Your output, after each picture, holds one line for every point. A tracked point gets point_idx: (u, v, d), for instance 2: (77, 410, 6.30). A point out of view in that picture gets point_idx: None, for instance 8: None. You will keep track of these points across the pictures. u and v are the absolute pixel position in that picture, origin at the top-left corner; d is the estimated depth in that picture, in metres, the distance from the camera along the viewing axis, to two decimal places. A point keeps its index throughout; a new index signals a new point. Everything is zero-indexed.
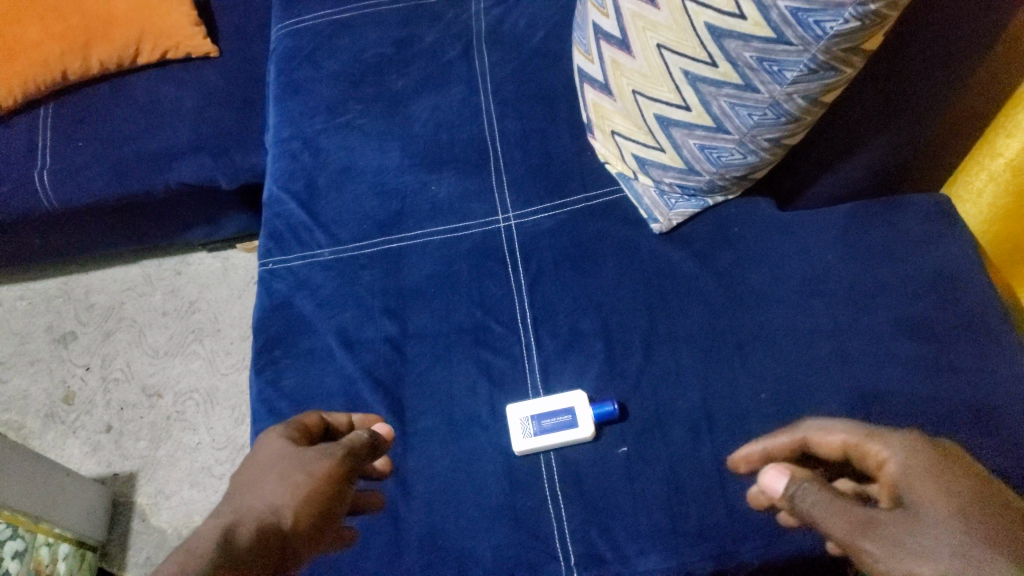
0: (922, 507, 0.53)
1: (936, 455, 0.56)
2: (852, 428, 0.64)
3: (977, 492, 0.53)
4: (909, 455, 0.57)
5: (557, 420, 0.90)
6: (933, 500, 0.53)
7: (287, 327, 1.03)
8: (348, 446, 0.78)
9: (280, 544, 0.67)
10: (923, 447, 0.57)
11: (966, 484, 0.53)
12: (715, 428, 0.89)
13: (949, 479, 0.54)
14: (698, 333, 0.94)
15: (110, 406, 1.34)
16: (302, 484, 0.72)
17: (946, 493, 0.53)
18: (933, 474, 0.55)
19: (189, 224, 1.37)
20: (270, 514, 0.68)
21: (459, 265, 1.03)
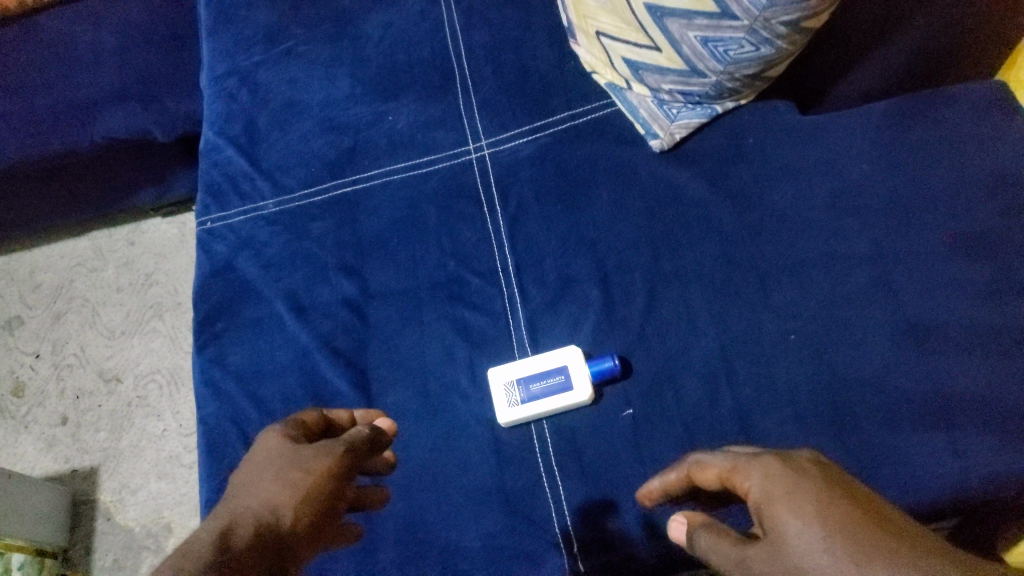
0: (786, 535, 0.47)
1: (788, 470, 0.51)
2: (722, 461, 0.58)
3: (831, 496, 0.48)
4: (765, 481, 0.52)
5: (550, 383, 0.75)
6: (794, 523, 0.47)
7: (231, 294, 0.88)
8: (349, 442, 0.63)
9: (280, 547, 0.54)
10: (782, 468, 0.52)
11: (823, 492, 0.48)
12: (737, 380, 0.73)
13: (801, 493, 0.48)
14: (712, 268, 0.78)
15: (64, 395, 1.21)
16: (302, 479, 0.58)
17: (802, 509, 0.47)
18: (789, 493, 0.49)
19: (132, 187, 1.22)
20: (268, 513, 0.56)
21: (425, 208, 0.87)
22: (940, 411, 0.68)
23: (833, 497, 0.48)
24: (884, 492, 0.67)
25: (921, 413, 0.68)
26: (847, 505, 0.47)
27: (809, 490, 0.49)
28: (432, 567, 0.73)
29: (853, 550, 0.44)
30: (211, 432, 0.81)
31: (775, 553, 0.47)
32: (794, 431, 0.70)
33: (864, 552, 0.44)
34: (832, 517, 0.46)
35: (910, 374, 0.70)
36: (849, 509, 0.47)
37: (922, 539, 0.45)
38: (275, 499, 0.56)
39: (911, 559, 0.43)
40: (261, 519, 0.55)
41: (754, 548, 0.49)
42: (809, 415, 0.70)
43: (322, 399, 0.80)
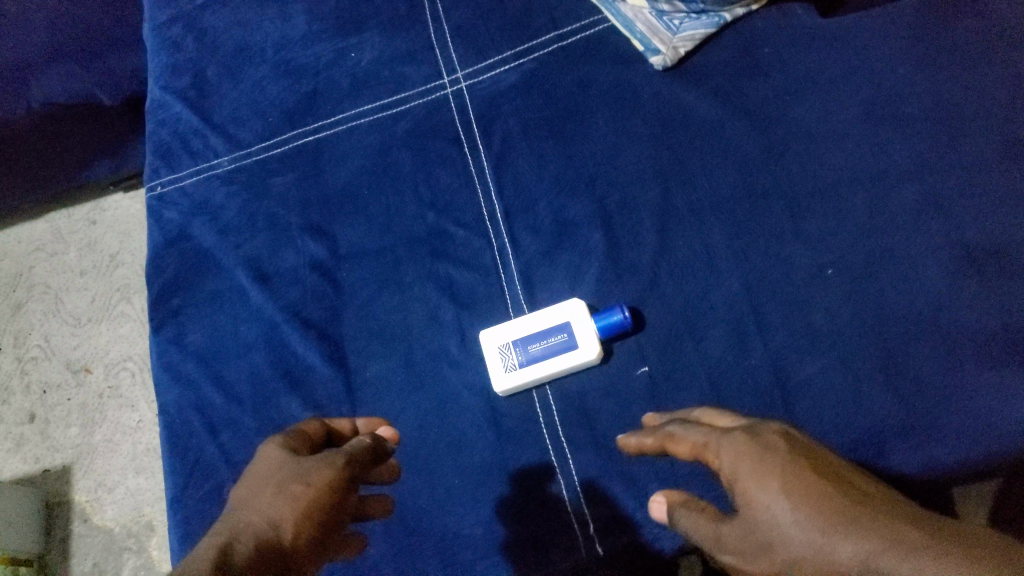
0: (759, 510, 0.45)
1: (757, 446, 0.48)
2: (691, 433, 0.54)
3: (802, 466, 0.46)
4: (733, 454, 0.49)
5: (551, 342, 0.65)
6: (768, 497, 0.45)
7: (186, 265, 0.78)
8: (352, 450, 0.54)
9: (281, 567, 0.48)
10: (750, 445, 0.49)
11: (794, 462, 0.46)
12: (769, 327, 0.63)
13: (767, 465, 0.46)
14: (730, 200, 0.67)
15: (31, 390, 1.12)
16: (303, 491, 0.51)
17: (774, 481, 0.45)
18: (757, 464, 0.47)
19: (87, 160, 1.11)
20: (267, 530, 0.49)
21: (398, 154, 0.76)
22: (1007, 344, 0.59)
23: (799, 467, 0.46)
24: (946, 444, 0.58)
25: (985, 347, 0.59)
26: (816, 478, 0.45)
27: (780, 462, 0.46)
28: (428, 559, 0.63)
29: (823, 518, 0.43)
30: (172, 422, 0.71)
31: (749, 529, 0.46)
32: (836, 376, 0.61)
33: (833, 522, 0.42)
34: (802, 488, 0.44)
35: (971, 304, 0.61)
36: (816, 479, 0.45)
37: (885, 500, 0.44)
38: (275, 512, 0.50)
39: (881, 521, 0.42)
40: (258, 536, 0.49)
41: (730, 525, 0.47)
42: (852, 358, 0.61)
43: (295, 377, 0.70)
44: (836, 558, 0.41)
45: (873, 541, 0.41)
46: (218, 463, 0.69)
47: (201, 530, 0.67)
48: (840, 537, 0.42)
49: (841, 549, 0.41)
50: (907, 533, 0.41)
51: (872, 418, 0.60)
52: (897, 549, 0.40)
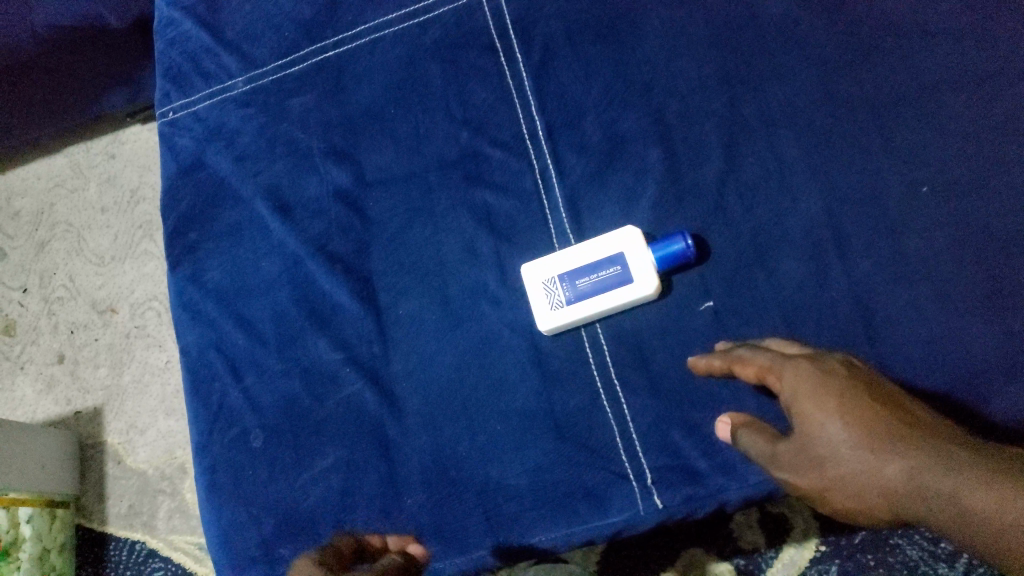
0: (812, 429, 0.47)
1: (820, 368, 0.49)
2: (755, 356, 0.53)
3: (861, 393, 0.48)
4: (793, 376, 0.50)
5: (602, 277, 0.58)
6: (823, 418, 0.47)
7: (201, 196, 0.72)
8: (381, 572, 0.52)
9: None
10: (812, 367, 0.50)
11: (852, 387, 0.48)
12: (852, 254, 0.57)
13: (825, 390, 0.48)
14: (806, 108, 0.60)
15: (58, 331, 1.09)
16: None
17: (831, 403, 0.47)
18: (817, 387, 0.48)
19: (100, 90, 1.05)
20: None
21: (428, 69, 0.68)
22: None
23: (858, 392, 0.48)
24: None
25: None
26: (872, 400, 0.47)
27: (839, 386, 0.48)
28: (469, 511, 0.59)
29: (876, 439, 0.45)
30: (193, 364, 0.67)
31: (803, 445, 0.48)
32: (930, 312, 0.55)
33: (885, 441, 0.45)
34: (857, 412, 0.46)
35: None
36: (872, 405, 0.47)
37: (933, 423, 0.46)
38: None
39: (929, 445, 0.44)
40: None
41: (783, 442, 0.50)
42: (950, 292, 0.55)
43: (321, 315, 0.65)
44: (884, 477, 0.44)
45: (918, 460, 0.43)
46: (243, 408, 0.64)
47: (229, 478, 0.63)
48: (889, 457, 0.44)
49: (886, 468, 0.44)
50: (952, 454, 0.43)
51: (971, 357, 0.54)
52: (942, 470, 0.42)
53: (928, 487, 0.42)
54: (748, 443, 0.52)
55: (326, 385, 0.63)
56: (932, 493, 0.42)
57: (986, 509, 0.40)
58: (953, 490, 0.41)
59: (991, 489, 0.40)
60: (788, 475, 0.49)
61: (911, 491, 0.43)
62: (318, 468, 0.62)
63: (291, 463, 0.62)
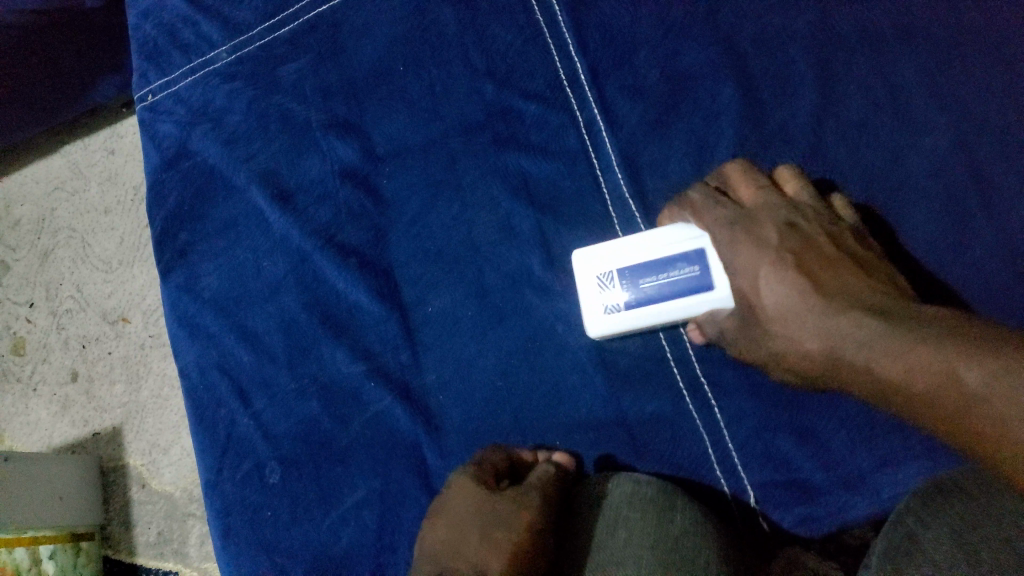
0: (746, 305, 0.40)
1: (749, 235, 0.40)
2: (706, 210, 0.43)
3: (789, 255, 0.38)
4: (722, 236, 0.41)
5: (673, 277, 0.44)
6: (752, 290, 0.39)
7: (190, 190, 0.61)
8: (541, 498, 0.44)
9: None
10: (739, 232, 0.40)
11: (780, 251, 0.39)
12: (998, 197, 0.45)
13: (744, 252, 0.40)
14: (922, 15, 0.48)
15: (69, 347, 1.01)
16: (509, 538, 0.42)
17: (760, 270, 0.39)
18: (745, 256, 0.39)
19: (89, 80, 0.95)
20: None
21: (441, 14, 0.56)
22: None
23: (787, 257, 0.38)
24: None
25: None
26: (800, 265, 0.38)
27: (767, 251, 0.39)
28: None
29: (795, 306, 0.37)
30: (194, 388, 0.57)
31: (742, 320, 0.41)
32: None
33: (806, 313, 0.36)
34: (783, 277, 0.38)
35: None
36: (802, 270, 0.38)
37: (862, 276, 0.38)
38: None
39: (844, 308, 0.35)
40: None
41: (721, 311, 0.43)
42: None
43: (338, 321, 0.55)
44: (804, 347, 0.37)
45: (837, 330, 0.35)
46: (255, 437, 0.55)
47: (246, 520, 0.54)
48: (807, 327, 0.36)
49: (805, 338, 0.37)
50: (871, 321, 0.34)
51: None
52: (855, 337, 0.34)
53: (849, 361, 0.35)
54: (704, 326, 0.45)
55: (349, 404, 0.53)
56: (850, 368, 0.35)
57: (902, 377, 0.33)
58: (868, 361, 0.34)
59: (903, 357, 0.32)
60: (737, 349, 0.43)
61: (831, 363, 0.36)
62: (348, 503, 0.52)
63: (317, 499, 0.53)
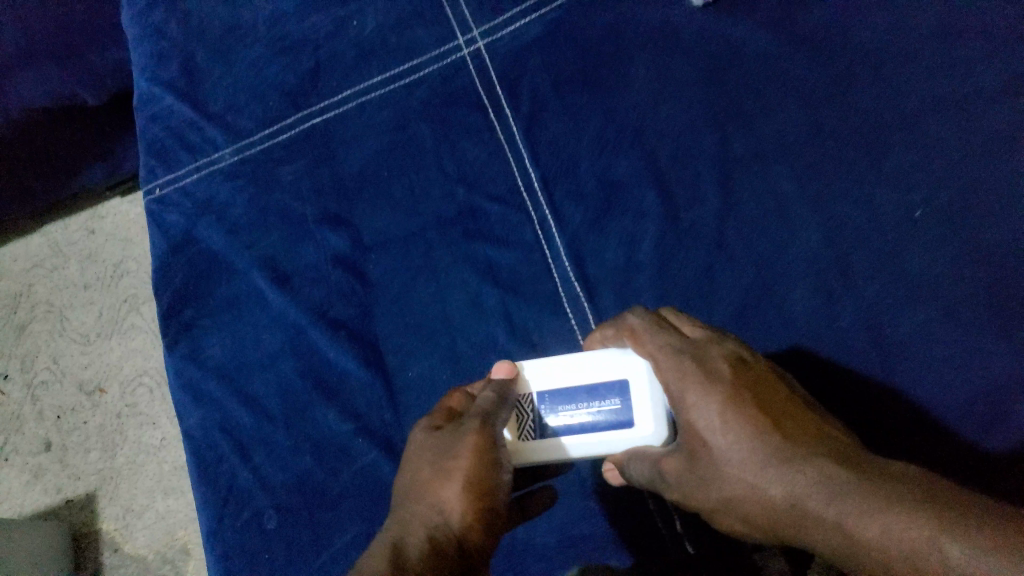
0: (698, 446, 0.43)
1: (698, 368, 0.43)
2: (653, 340, 0.47)
3: (744, 393, 0.42)
4: (672, 367, 0.44)
5: (591, 409, 0.51)
6: (705, 430, 0.42)
7: (194, 272, 0.70)
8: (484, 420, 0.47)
9: (459, 551, 0.42)
10: (690, 365, 0.44)
11: (735, 387, 0.42)
12: (857, 282, 0.58)
13: (700, 393, 0.43)
14: (797, 142, 0.62)
15: (44, 417, 1.05)
16: (459, 464, 0.44)
17: (715, 410, 0.42)
18: (698, 392, 0.43)
19: (78, 166, 1.04)
20: (434, 514, 0.43)
21: (419, 129, 0.68)
22: None
23: (742, 397, 0.42)
24: None
25: None
26: (757, 407, 0.41)
27: (721, 386, 0.42)
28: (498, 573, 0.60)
29: (755, 454, 0.40)
30: (198, 446, 0.65)
31: (690, 462, 0.43)
32: (934, 333, 0.57)
33: (765, 458, 0.40)
34: (740, 420, 0.41)
35: None
36: (758, 414, 0.41)
37: (810, 424, 0.41)
38: (455, 509, 0.43)
39: (806, 457, 0.39)
40: (429, 524, 0.42)
41: (669, 454, 0.45)
42: (956, 310, 0.56)
43: (329, 385, 0.64)
44: (770, 500, 0.40)
45: (804, 482, 0.38)
46: (254, 488, 0.63)
47: (244, 563, 0.61)
48: (772, 479, 0.39)
49: (772, 492, 0.39)
50: (840, 474, 0.38)
51: (981, 375, 0.55)
52: (824, 493, 0.37)
53: (814, 513, 0.38)
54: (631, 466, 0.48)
55: (339, 457, 0.62)
56: (816, 520, 0.38)
57: (881, 541, 0.35)
58: (838, 517, 0.36)
59: (877, 516, 0.35)
60: (678, 496, 0.45)
61: (795, 515, 0.39)
62: (337, 544, 0.60)
63: (309, 541, 0.61)
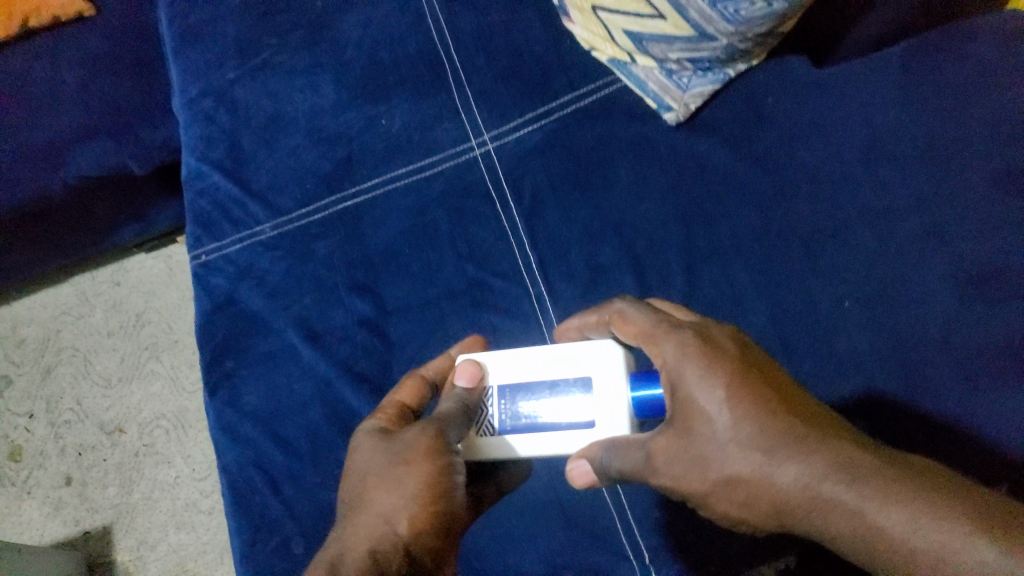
0: (701, 427, 0.47)
1: (705, 350, 0.48)
2: (655, 326, 0.53)
3: (751, 375, 0.47)
4: (676, 352, 0.50)
5: (553, 407, 0.62)
6: (708, 412, 0.47)
7: (236, 328, 0.82)
8: (435, 430, 0.55)
9: (403, 553, 0.51)
10: (697, 348, 0.49)
11: (743, 371, 0.47)
12: (798, 355, 0.70)
13: (708, 376, 0.47)
14: (749, 238, 0.75)
15: (65, 454, 1.14)
16: (407, 471, 0.53)
17: (722, 393, 0.46)
18: (706, 374, 0.47)
19: (113, 225, 1.14)
20: (382, 522, 0.52)
21: (435, 214, 0.81)
22: None
23: (750, 380, 0.47)
24: None
25: None
26: (765, 390, 0.46)
27: (728, 368, 0.47)
28: None
29: (767, 436, 0.45)
30: (235, 480, 0.75)
31: (690, 442, 0.48)
32: None
33: (773, 440, 0.45)
34: (748, 403, 0.46)
35: None
36: (767, 397, 0.46)
37: (809, 407, 0.47)
38: (404, 521, 0.52)
39: (816, 442, 0.44)
40: (376, 531, 0.52)
41: (660, 435, 0.50)
42: None
43: (352, 429, 0.75)
44: (774, 485, 0.45)
45: (818, 467, 0.44)
46: (284, 518, 0.73)
47: None
48: (784, 461, 0.44)
49: (778, 478, 0.45)
50: (856, 463, 0.43)
51: None
52: (840, 482, 0.43)
53: (827, 496, 0.43)
54: (609, 456, 0.53)
55: None
56: (828, 504, 0.43)
57: (901, 532, 0.41)
58: (856, 504, 0.42)
59: (901, 505, 0.41)
60: (673, 482, 0.49)
61: (804, 497, 0.44)
62: None
63: None
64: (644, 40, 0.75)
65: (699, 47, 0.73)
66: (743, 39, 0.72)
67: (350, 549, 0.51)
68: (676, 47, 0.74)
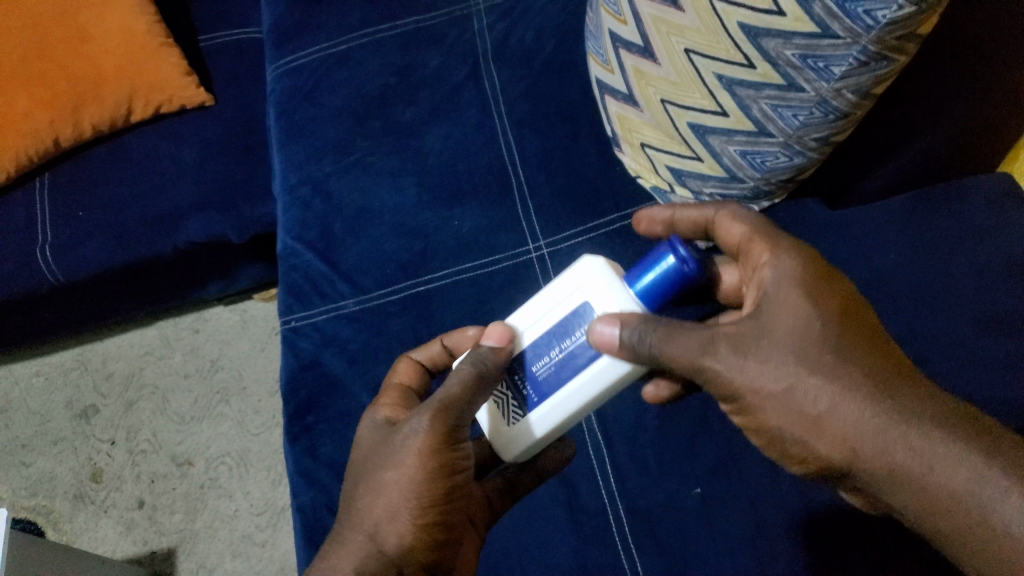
0: (799, 328, 0.59)
1: (817, 273, 0.62)
2: (763, 237, 0.66)
3: (848, 308, 0.60)
4: (788, 266, 0.63)
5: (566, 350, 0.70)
6: (804, 320, 0.59)
7: (318, 388, 0.96)
8: (430, 419, 0.67)
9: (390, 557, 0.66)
10: (807, 272, 0.62)
11: (842, 302, 0.60)
12: None
13: (819, 298, 0.60)
14: None
15: (140, 480, 1.29)
16: (398, 471, 0.66)
17: (826, 313, 0.59)
18: (813, 293, 0.60)
19: (202, 281, 1.31)
20: (374, 529, 0.67)
21: (494, 305, 0.96)
22: None
23: (850, 311, 0.60)
24: None
25: None
26: (862, 326, 0.59)
27: (829, 294, 0.60)
28: None
29: (857, 363, 0.58)
30: (308, 518, 0.89)
31: (783, 339, 0.59)
32: None
33: (861, 364, 0.58)
34: (848, 330, 0.59)
35: None
36: (857, 328, 0.59)
37: (889, 346, 0.60)
38: (391, 533, 0.66)
39: (894, 380, 0.57)
40: (371, 536, 0.67)
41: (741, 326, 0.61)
42: None
43: None
44: (855, 415, 0.56)
45: (893, 403, 0.56)
46: None
47: None
48: (865, 386, 0.57)
49: (857, 407, 0.56)
50: (927, 411, 0.56)
51: None
52: (917, 424, 0.55)
53: (897, 428, 0.55)
54: (660, 335, 0.63)
55: None
56: (897, 435, 0.55)
57: (953, 476, 0.53)
58: (920, 442, 0.55)
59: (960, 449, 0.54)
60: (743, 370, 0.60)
61: (875, 425, 0.56)
62: None
63: None
64: (685, 177, 0.90)
65: (728, 186, 0.87)
66: (766, 185, 0.86)
67: (348, 551, 0.66)
68: (710, 184, 0.88)
